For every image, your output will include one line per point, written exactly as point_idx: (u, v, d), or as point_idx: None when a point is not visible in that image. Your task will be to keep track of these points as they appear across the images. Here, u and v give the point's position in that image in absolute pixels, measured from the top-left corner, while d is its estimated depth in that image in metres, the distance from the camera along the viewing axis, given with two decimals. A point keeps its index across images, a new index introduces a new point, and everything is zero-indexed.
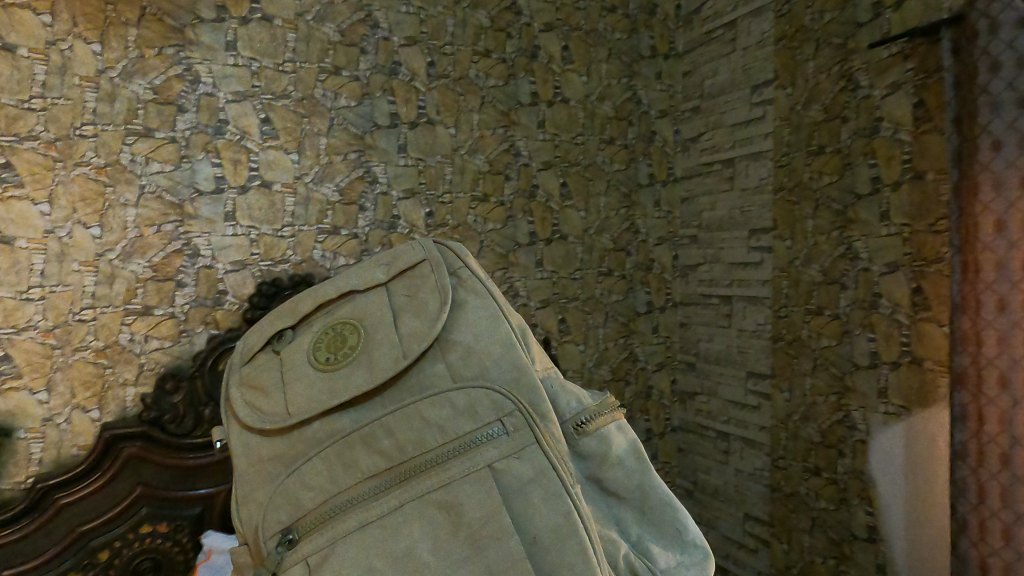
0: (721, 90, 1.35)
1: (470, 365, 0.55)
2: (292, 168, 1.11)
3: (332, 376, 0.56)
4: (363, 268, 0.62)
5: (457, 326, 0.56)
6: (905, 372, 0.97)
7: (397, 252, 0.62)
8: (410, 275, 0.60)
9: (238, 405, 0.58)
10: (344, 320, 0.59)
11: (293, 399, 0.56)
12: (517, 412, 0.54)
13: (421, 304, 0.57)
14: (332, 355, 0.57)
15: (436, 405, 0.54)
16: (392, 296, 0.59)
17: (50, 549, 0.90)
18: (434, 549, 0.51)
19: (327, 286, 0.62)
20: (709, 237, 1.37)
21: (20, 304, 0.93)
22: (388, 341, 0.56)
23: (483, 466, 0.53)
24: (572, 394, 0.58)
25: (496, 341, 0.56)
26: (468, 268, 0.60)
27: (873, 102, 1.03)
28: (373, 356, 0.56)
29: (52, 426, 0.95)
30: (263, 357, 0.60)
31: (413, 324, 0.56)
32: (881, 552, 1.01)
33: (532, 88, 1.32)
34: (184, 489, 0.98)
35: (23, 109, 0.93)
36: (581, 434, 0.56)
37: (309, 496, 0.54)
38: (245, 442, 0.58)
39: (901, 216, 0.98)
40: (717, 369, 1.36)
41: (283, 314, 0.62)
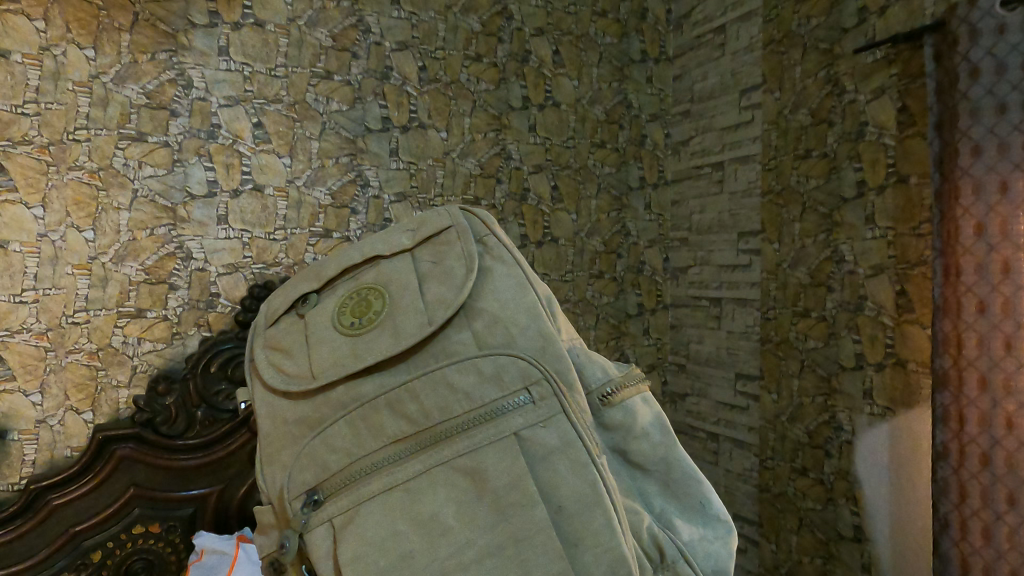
0: (711, 94, 1.36)
1: (498, 335, 0.49)
2: (283, 171, 1.12)
3: (351, 343, 0.50)
4: (386, 234, 0.56)
5: (483, 293, 0.51)
6: (889, 373, 0.99)
7: (422, 217, 0.56)
8: (435, 241, 0.54)
9: (261, 367, 0.53)
10: (370, 284, 0.53)
11: (317, 362, 0.51)
12: (548, 382, 0.48)
13: (447, 269, 0.51)
14: (354, 320, 0.52)
15: (462, 372, 0.48)
16: (417, 262, 0.53)
17: (43, 549, 0.91)
18: (458, 515, 0.47)
19: (348, 251, 0.56)
20: (699, 239, 1.39)
21: (14, 306, 0.94)
22: (412, 305, 0.50)
23: (507, 434, 0.48)
24: (597, 364, 0.52)
25: (521, 308, 0.50)
26: (497, 236, 0.54)
27: (858, 107, 1.04)
28: (395, 323, 0.50)
29: (45, 427, 0.96)
30: (283, 321, 0.55)
31: (439, 289, 0.50)
32: (868, 552, 1.02)
33: (523, 92, 1.33)
34: (176, 489, 0.99)
35: (17, 114, 0.94)
36: (607, 406, 0.50)
37: (333, 459, 0.49)
38: (262, 408, 0.53)
39: (886, 219, 0.99)
40: (707, 370, 1.37)
41: (304, 280, 0.57)
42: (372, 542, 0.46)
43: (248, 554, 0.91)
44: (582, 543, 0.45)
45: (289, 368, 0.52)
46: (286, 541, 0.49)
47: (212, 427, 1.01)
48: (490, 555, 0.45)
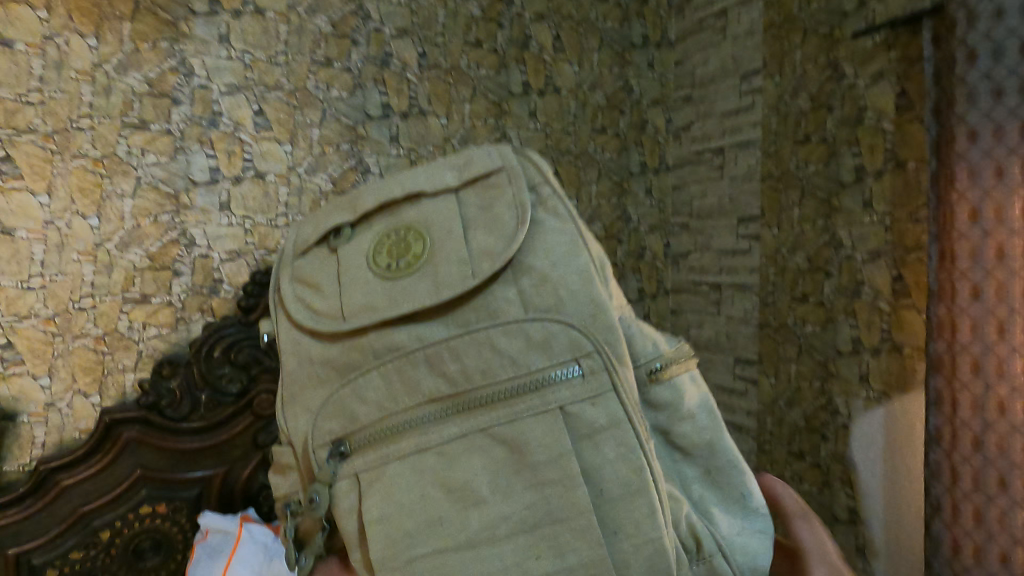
0: (712, 79, 1.36)
1: (545, 294, 0.52)
2: (284, 159, 1.13)
3: (391, 287, 0.54)
4: (431, 170, 0.58)
5: (534, 249, 0.53)
6: (885, 358, 0.99)
7: (470, 156, 0.58)
8: (482, 183, 0.56)
9: (294, 300, 0.58)
10: (408, 225, 0.56)
11: (350, 303, 0.55)
12: (598, 354, 0.52)
13: (495, 218, 0.54)
14: (394, 262, 0.55)
15: (510, 336, 0.52)
16: (463, 205, 0.56)
17: (53, 528, 0.94)
18: (493, 485, 0.51)
19: (390, 182, 0.59)
20: (700, 225, 1.39)
21: (21, 292, 0.96)
22: (456, 251, 0.53)
23: (555, 408, 0.51)
24: (650, 340, 0.56)
25: (572, 271, 0.53)
26: (550, 186, 0.56)
27: (857, 91, 1.04)
28: (438, 270, 0.53)
29: (54, 410, 0.99)
30: (318, 253, 0.60)
31: (485, 239, 0.53)
32: (862, 534, 1.03)
33: (523, 78, 1.33)
34: (182, 471, 1.01)
35: (21, 103, 0.95)
36: (653, 382, 0.55)
37: (364, 411, 0.54)
38: (292, 337, 0.58)
39: (884, 204, 0.99)
40: (707, 354, 1.38)
41: (343, 210, 0.60)
42: (400, 503, 0.51)
43: (252, 533, 0.92)
44: (618, 519, 0.50)
45: (326, 303, 0.56)
46: (315, 495, 0.54)
47: (216, 410, 1.03)
48: (524, 530, 0.50)
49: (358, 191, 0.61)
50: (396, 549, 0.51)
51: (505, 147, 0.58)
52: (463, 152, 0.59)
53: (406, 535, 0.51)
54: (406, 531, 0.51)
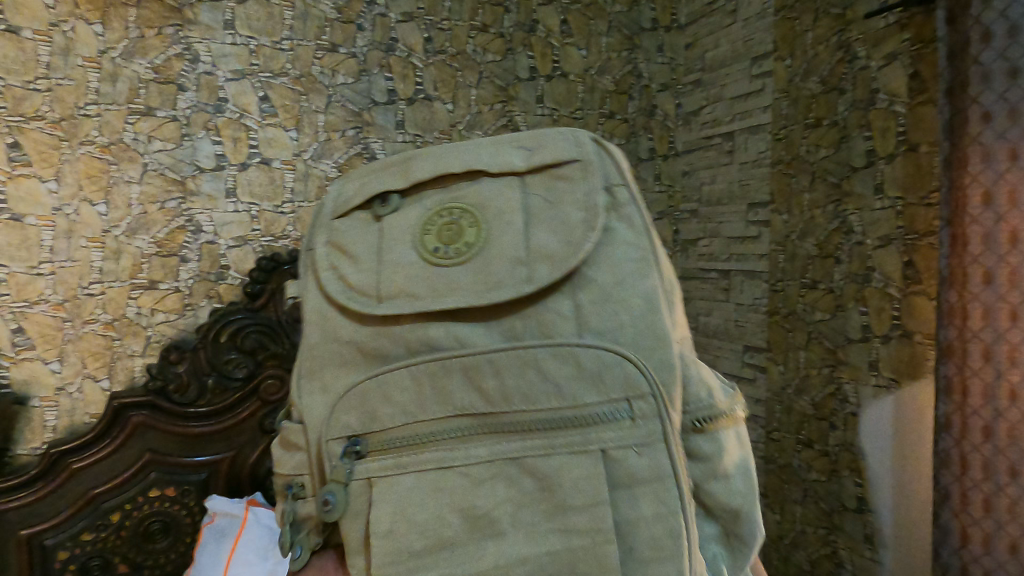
0: (722, 62, 1.34)
1: (604, 312, 0.49)
2: (290, 145, 1.13)
3: (433, 280, 0.51)
4: (495, 144, 0.54)
5: (597, 262, 0.50)
6: (895, 345, 0.97)
7: (543, 138, 0.53)
8: (550, 172, 0.52)
9: (326, 265, 0.55)
10: (463, 207, 0.52)
11: (389, 283, 0.52)
12: (652, 397, 0.47)
13: (561, 216, 0.50)
14: (443, 247, 0.51)
15: (559, 360, 0.48)
16: (526, 193, 0.52)
17: (63, 511, 0.95)
18: (515, 520, 0.49)
19: (451, 149, 0.55)
20: (709, 211, 1.37)
21: (31, 278, 0.97)
22: (513, 248, 0.50)
23: (594, 448, 0.48)
24: (704, 385, 0.52)
25: (636, 294, 0.49)
26: (628, 190, 0.52)
27: (869, 73, 1.01)
28: (486, 270, 0.50)
29: (65, 395, 1.00)
30: (358, 216, 0.56)
31: (546, 239, 0.50)
32: (870, 522, 1.02)
33: (530, 63, 1.32)
34: (189, 455, 1.03)
35: (29, 90, 0.96)
36: (696, 431, 0.51)
37: (388, 411, 0.51)
38: (319, 306, 0.55)
39: (895, 189, 0.97)
40: (715, 342, 1.37)
41: (394, 174, 0.56)
42: (415, 520, 0.49)
43: (257, 516, 0.93)
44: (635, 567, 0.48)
45: (360, 277, 0.53)
46: (329, 496, 0.51)
47: (222, 395, 1.04)
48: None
49: (414, 152, 0.57)
50: (399, 564, 0.49)
51: (582, 132, 0.53)
52: (536, 131, 0.54)
53: (410, 558, 0.49)
54: (413, 551, 0.49)
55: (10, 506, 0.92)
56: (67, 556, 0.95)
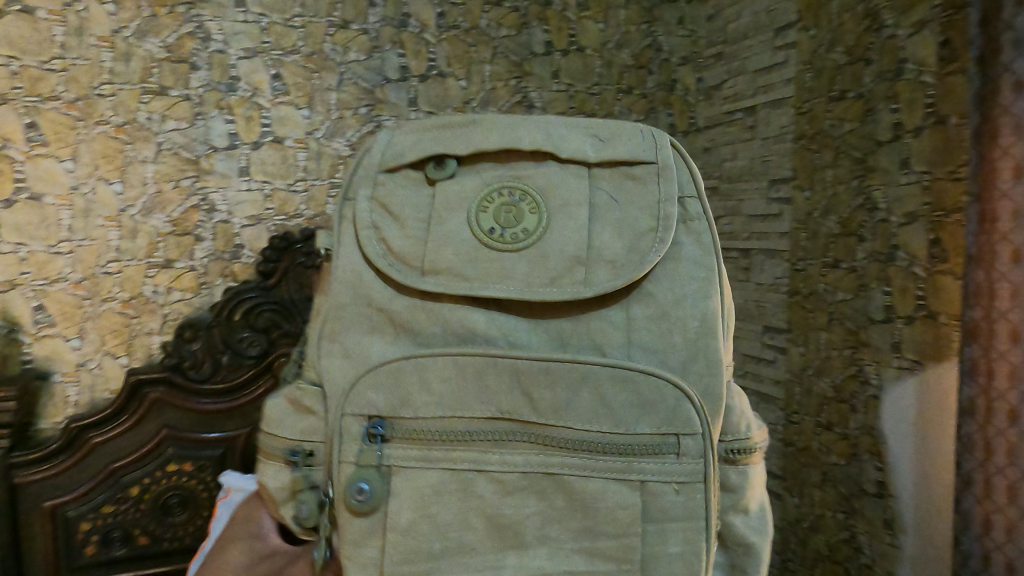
0: (744, 34, 1.29)
1: (651, 322, 0.58)
2: (302, 123, 1.13)
3: (497, 259, 0.59)
4: (570, 130, 0.62)
5: (659, 278, 0.59)
6: (919, 327, 0.94)
7: (618, 138, 0.62)
8: (620, 170, 0.61)
9: (373, 221, 0.61)
10: (527, 193, 0.60)
11: (440, 254, 0.59)
12: (701, 436, 0.55)
13: (628, 220, 0.60)
14: (499, 229, 0.59)
15: (618, 386, 0.55)
16: (592, 192, 0.61)
17: (85, 483, 0.99)
18: (541, 530, 0.56)
19: (522, 124, 0.62)
20: (729, 188, 1.34)
21: (51, 257, 0.99)
22: (573, 244, 0.59)
23: (636, 479, 0.55)
24: (745, 420, 0.59)
25: (691, 310, 0.58)
26: (699, 203, 0.61)
27: (896, 42, 0.97)
28: (546, 262, 0.58)
29: (85, 370, 1.02)
30: (411, 177, 0.63)
31: (608, 242, 0.59)
32: (890, 508, 0.99)
33: (546, 37, 1.29)
34: (204, 431, 1.04)
35: (45, 70, 0.97)
36: (728, 462, 0.58)
37: (423, 399, 0.56)
38: (354, 264, 0.60)
39: (922, 164, 0.93)
40: (735, 322, 1.34)
41: (459, 139, 0.61)
42: (441, 521, 0.55)
43: None
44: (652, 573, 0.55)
45: (417, 240, 0.60)
46: (364, 485, 0.55)
47: (234, 373, 1.05)
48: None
49: (480, 120, 0.62)
50: (418, 563, 0.55)
51: (660, 134, 0.63)
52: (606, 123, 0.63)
53: (428, 558, 0.55)
54: (432, 553, 0.55)
55: (36, 477, 0.95)
56: (89, 527, 0.99)
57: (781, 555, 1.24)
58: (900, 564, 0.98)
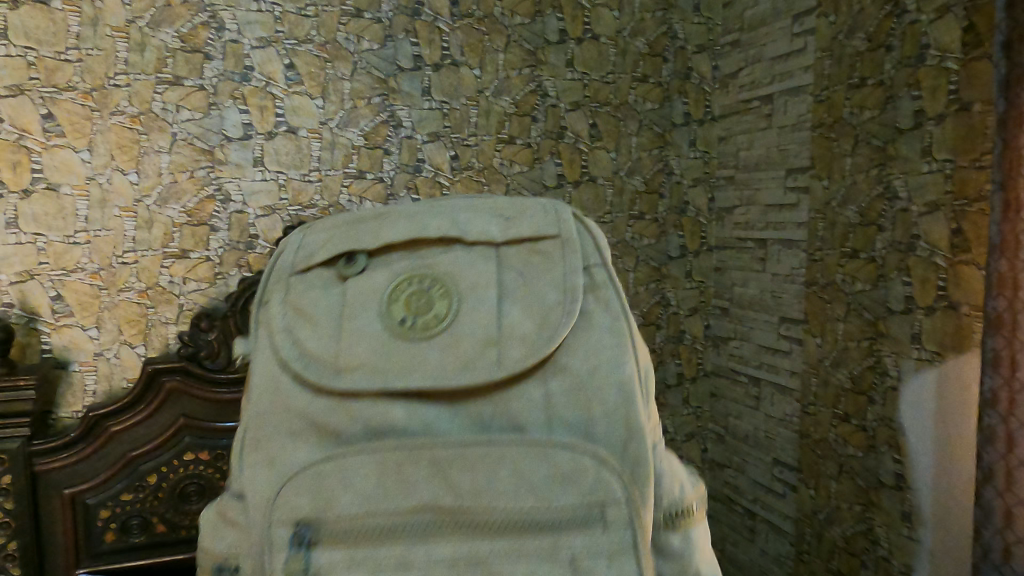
0: (761, 21, 1.27)
1: (570, 403, 0.44)
2: (316, 113, 1.13)
3: (402, 353, 0.45)
4: (478, 210, 0.50)
5: (573, 347, 0.45)
6: (939, 317, 0.93)
7: (521, 210, 0.50)
8: (532, 245, 0.48)
9: (277, 329, 0.48)
10: (434, 275, 0.47)
11: (347, 350, 0.46)
12: (626, 505, 0.42)
13: (539, 293, 0.46)
14: (411, 317, 0.46)
15: (533, 461, 0.42)
16: (504, 268, 0.48)
17: (104, 471, 1.00)
18: None
19: (424, 210, 0.50)
20: (746, 178, 1.33)
21: (69, 247, 1.01)
22: (485, 328, 0.45)
23: (563, 557, 0.42)
24: (674, 480, 0.46)
25: (608, 383, 0.44)
26: (605, 269, 0.47)
27: (919, 28, 0.95)
28: (457, 350, 0.45)
29: (103, 360, 1.03)
30: (315, 273, 0.50)
31: (528, 322, 0.45)
32: (908, 500, 0.98)
33: (560, 25, 1.28)
34: (221, 420, 1.05)
35: (61, 61, 0.98)
36: (666, 528, 0.46)
37: (348, 500, 0.42)
38: (262, 375, 0.47)
39: (944, 152, 0.91)
40: (750, 313, 1.33)
41: (362, 230, 0.50)
42: None
43: None
44: None
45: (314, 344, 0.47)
46: None
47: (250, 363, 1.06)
48: None
49: (386, 211, 0.51)
50: None
51: (561, 207, 0.50)
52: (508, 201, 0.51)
53: None
54: None
55: (56, 465, 0.97)
56: (108, 515, 1.00)
57: (796, 547, 1.23)
58: (918, 557, 0.97)
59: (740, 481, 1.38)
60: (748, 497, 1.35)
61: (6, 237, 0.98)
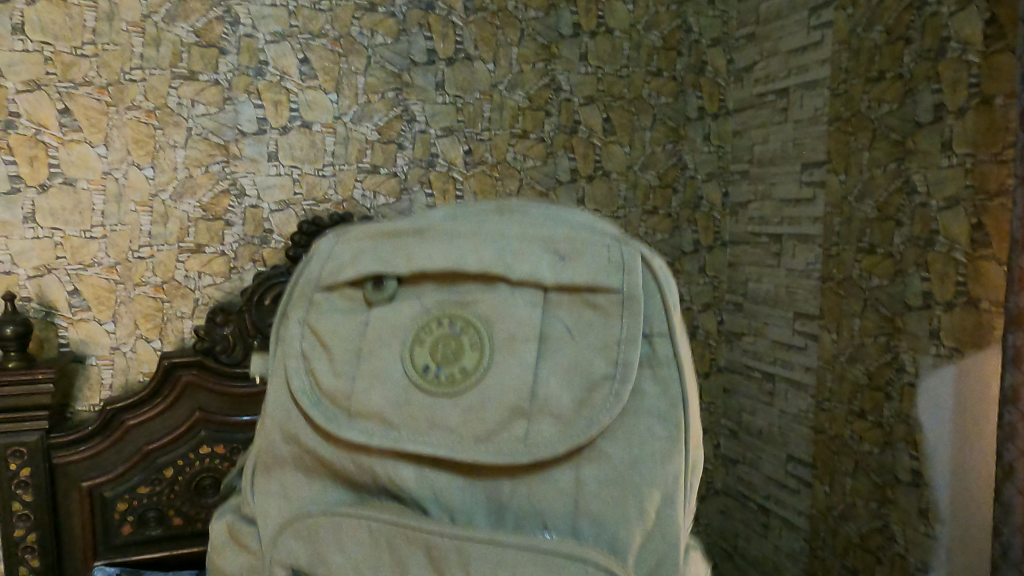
0: (777, 14, 1.26)
1: (604, 492, 0.45)
2: (330, 108, 1.13)
3: (428, 403, 0.46)
4: (529, 252, 0.47)
5: (613, 432, 0.45)
6: (959, 313, 0.92)
7: (582, 246, 0.47)
8: (585, 296, 0.46)
9: (296, 356, 0.51)
10: (463, 321, 0.47)
11: (368, 400, 0.48)
12: None
13: (580, 362, 0.45)
14: (435, 368, 0.47)
15: (528, 558, 0.42)
16: (549, 319, 0.47)
17: (121, 465, 1.01)
18: None
19: (468, 239, 0.48)
20: (761, 172, 1.32)
21: (85, 241, 1.02)
22: (513, 390, 0.45)
23: None
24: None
25: (648, 476, 0.45)
26: (668, 344, 0.46)
27: (939, 20, 0.94)
28: (481, 406, 0.46)
29: (119, 354, 1.04)
30: (347, 297, 0.52)
31: (561, 393, 0.45)
32: (925, 497, 0.98)
33: (574, 19, 1.28)
34: (237, 414, 1.05)
35: (77, 56, 0.99)
36: None
37: (338, 560, 0.47)
38: (279, 407, 0.51)
39: (964, 146, 0.90)
40: (765, 309, 1.33)
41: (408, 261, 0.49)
42: None
43: None
44: None
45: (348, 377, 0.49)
46: None
47: None
48: None
49: (427, 226, 0.49)
50: None
51: (627, 251, 0.47)
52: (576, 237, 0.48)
53: None
54: None
55: (74, 458, 0.98)
56: (125, 508, 1.01)
57: (810, 543, 1.22)
58: (935, 553, 0.96)
59: (753, 477, 1.38)
60: (762, 493, 1.35)
61: (24, 232, 0.99)
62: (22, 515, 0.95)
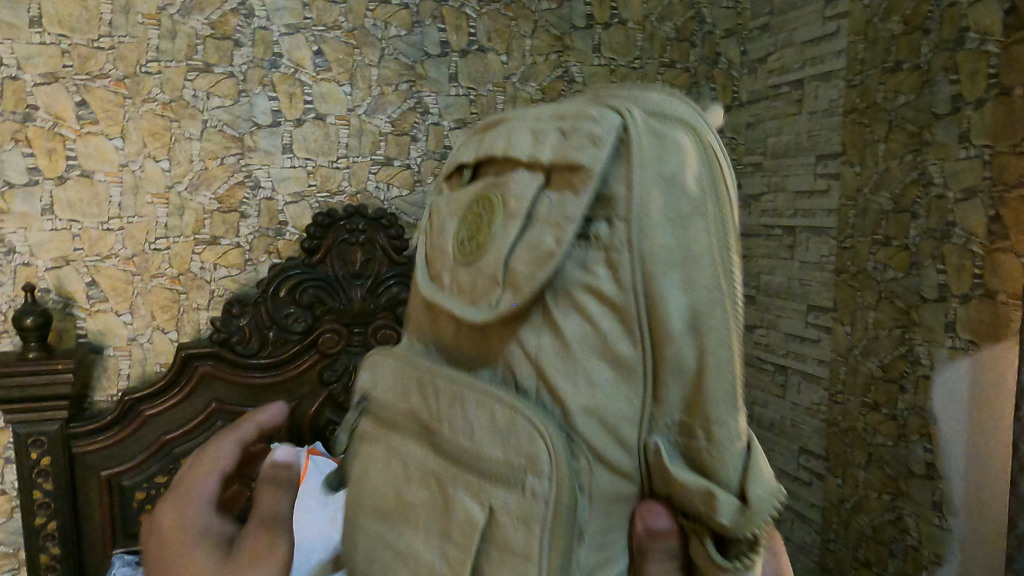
0: (793, 4, 1.25)
1: (555, 359, 0.39)
2: (344, 100, 1.13)
3: (441, 295, 0.45)
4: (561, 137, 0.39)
5: (570, 300, 0.39)
6: (975, 306, 0.91)
7: (583, 119, 0.39)
8: (565, 169, 0.39)
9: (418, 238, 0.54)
10: (487, 197, 0.44)
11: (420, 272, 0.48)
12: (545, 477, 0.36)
13: (552, 226, 0.38)
14: (461, 242, 0.44)
15: (484, 404, 0.40)
16: (547, 187, 0.40)
17: (139, 454, 1.02)
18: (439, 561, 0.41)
19: (522, 123, 0.44)
20: (774, 164, 1.31)
21: (102, 233, 1.02)
22: (493, 263, 0.40)
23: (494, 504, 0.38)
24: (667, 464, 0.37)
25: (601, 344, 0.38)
26: (635, 215, 0.37)
27: (959, 10, 0.93)
28: (473, 296, 0.42)
29: (136, 345, 1.05)
30: (445, 183, 0.52)
31: (521, 261, 0.39)
32: (939, 490, 0.98)
33: (587, 10, 1.27)
34: (253, 405, 1.06)
35: (94, 48, 0.99)
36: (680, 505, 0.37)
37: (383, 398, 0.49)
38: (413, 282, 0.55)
39: (983, 137, 0.90)
40: (778, 301, 1.32)
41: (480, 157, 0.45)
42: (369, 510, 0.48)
43: None
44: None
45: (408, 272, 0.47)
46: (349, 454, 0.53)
47: (282, 348, 1.07)
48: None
49: (504, 118, 0.47)
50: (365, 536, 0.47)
51: (628, 118, 0.38)
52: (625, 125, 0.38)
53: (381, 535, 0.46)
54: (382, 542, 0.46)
55: (93, 448, 0.99)
56: (143, 497, 1.02)
57: (822, 535, 1.23)
58: (949, 546, 0.96)
59: None
60: (773, 485, 1.35)
61: (42, 224, 1.00)
62: (42, 504, 0.96)
